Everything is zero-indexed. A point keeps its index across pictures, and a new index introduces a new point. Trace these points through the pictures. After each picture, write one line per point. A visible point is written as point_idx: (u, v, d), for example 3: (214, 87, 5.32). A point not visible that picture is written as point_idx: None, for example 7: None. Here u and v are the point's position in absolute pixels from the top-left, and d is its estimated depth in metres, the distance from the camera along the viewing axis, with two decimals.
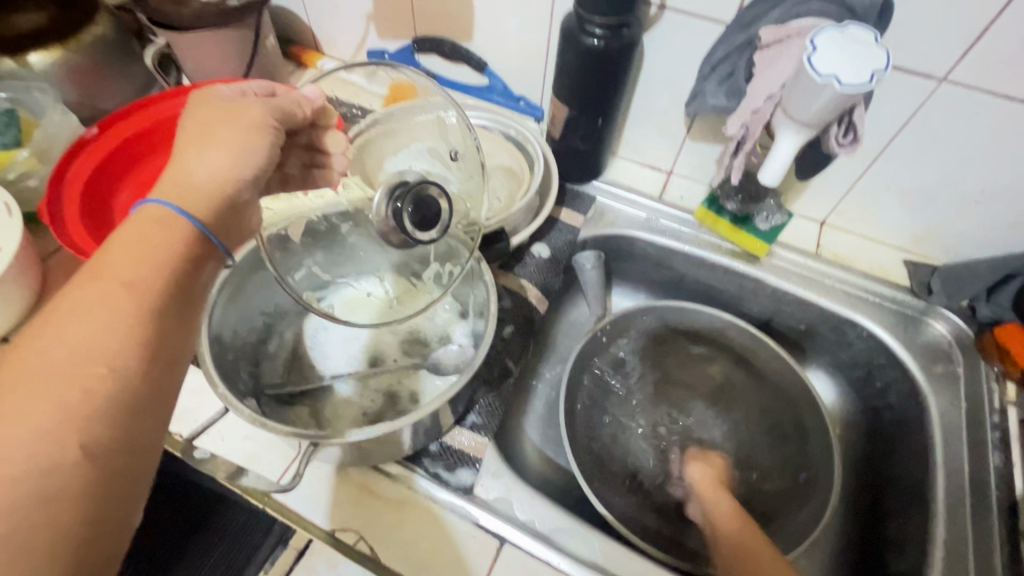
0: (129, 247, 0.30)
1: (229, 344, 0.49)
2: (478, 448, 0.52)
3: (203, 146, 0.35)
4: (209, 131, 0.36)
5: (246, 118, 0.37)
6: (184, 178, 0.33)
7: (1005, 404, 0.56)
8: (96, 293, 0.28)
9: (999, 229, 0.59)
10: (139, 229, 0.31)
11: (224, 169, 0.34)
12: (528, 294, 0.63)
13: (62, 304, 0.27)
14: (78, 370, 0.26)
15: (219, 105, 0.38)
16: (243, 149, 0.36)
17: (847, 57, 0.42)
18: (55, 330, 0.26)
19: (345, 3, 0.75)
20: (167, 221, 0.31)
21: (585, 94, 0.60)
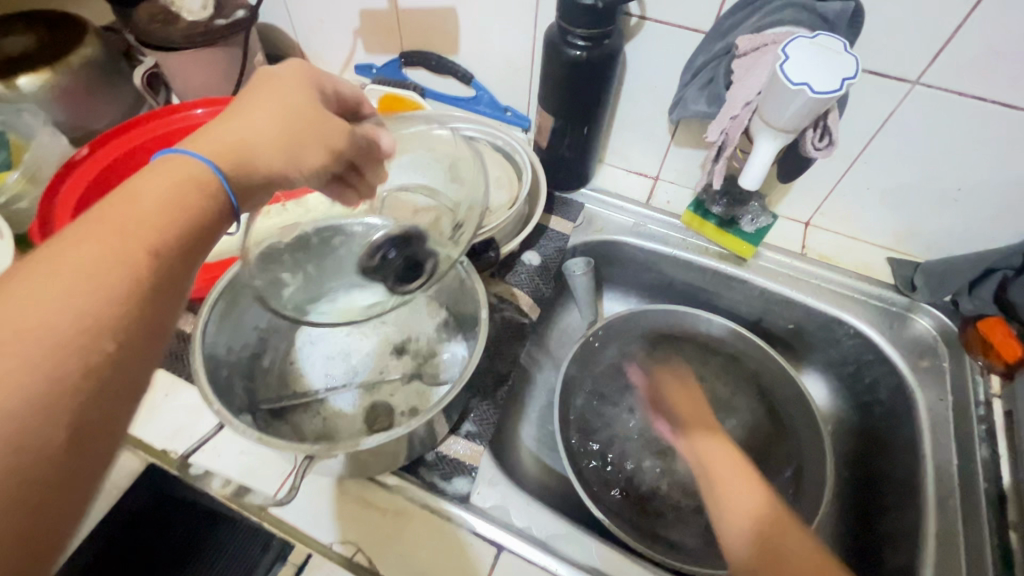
0: (155, 195, 0.29)
1: (224, 362, 0.49)
2: (474, 456, 0.53)
3: (255, 112, 0.35)
4: (263, 102, 0.35)
5: (312, 100, 0.37)
6: (227, 137, 0.33)
7: (990, 397, 0.57)
8: (109, 248, 0.26)
9: (976, 226, 0.61)
10: (169, 179, 0.30)
11: (276, 140, 0.35)
12: (520, 302, 0.64)
13: (79, 239, 0.26)
14: (93, 313, 0.25)
15: (297, 82, 0.37)
16: (293, 123, 0.36)
17: (819, 66, 0.43)
18: (69, 265, 0.25)
19: (332, 19, 0.76)
20: (200, 179, 0.31)
21: (570, 104, 0.62)
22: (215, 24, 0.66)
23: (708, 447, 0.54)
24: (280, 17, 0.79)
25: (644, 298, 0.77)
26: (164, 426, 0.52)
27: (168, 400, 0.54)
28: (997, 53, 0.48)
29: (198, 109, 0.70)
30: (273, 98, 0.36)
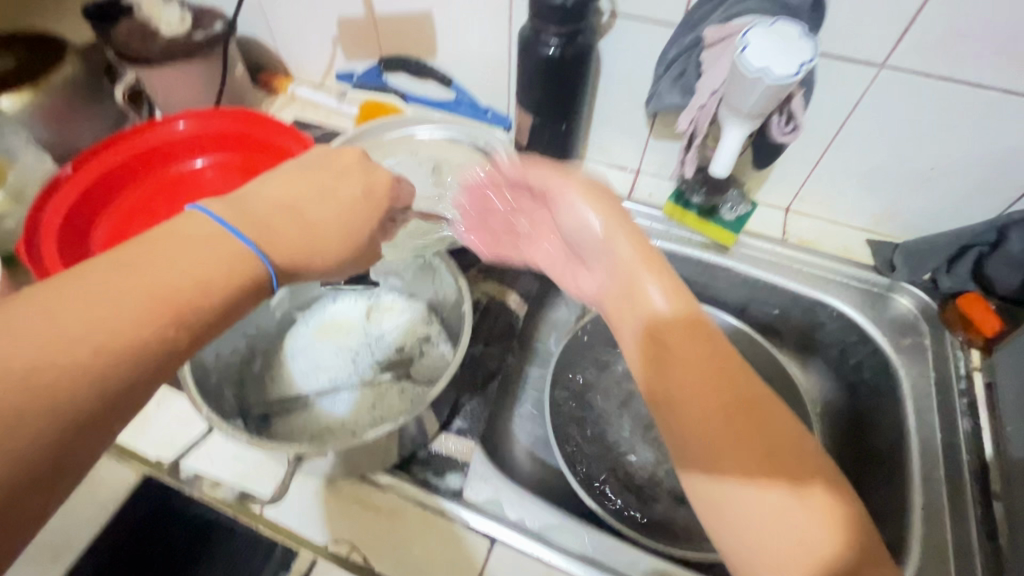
0: (195, 272, 0.31)
1: (212, 368, 0.50)
2: (465, 452, 0.54)
3: (323, 210, 0.39)
4: (332, 209, 0.39)
5: (373, 210, 0.42)
6: (293, 219, 0.37)
7: (970, 370, 0.58)
8: (158, 297, 0.29)
9: (951, 204, 0.62)
10: (214, 253, 0.32)
11: (336, 238, 0.39)
12: (508, 299, 0.65)
13: (126, 287, 0.29)
14: (96, 382, 0.27)
15: (370, 191, 0.42)
16: (352, 226, 0.40)
17: (778, 53, 0.44)
18: (93, 329, 0.27)
19: (311, 29, 0.77)
20: (239, 262, 0.33)
21: (548, 103, 0.63)
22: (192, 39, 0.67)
23: (747, 497, 0.32)
24: (260, 29, 0.80)
25: None
26: (157, 436, 0.53)
27: (160, 411, 0.54)
28: (958, 33, 0.49)
29: (180, 122, 0.70)
30: (344, 209, 0.40)
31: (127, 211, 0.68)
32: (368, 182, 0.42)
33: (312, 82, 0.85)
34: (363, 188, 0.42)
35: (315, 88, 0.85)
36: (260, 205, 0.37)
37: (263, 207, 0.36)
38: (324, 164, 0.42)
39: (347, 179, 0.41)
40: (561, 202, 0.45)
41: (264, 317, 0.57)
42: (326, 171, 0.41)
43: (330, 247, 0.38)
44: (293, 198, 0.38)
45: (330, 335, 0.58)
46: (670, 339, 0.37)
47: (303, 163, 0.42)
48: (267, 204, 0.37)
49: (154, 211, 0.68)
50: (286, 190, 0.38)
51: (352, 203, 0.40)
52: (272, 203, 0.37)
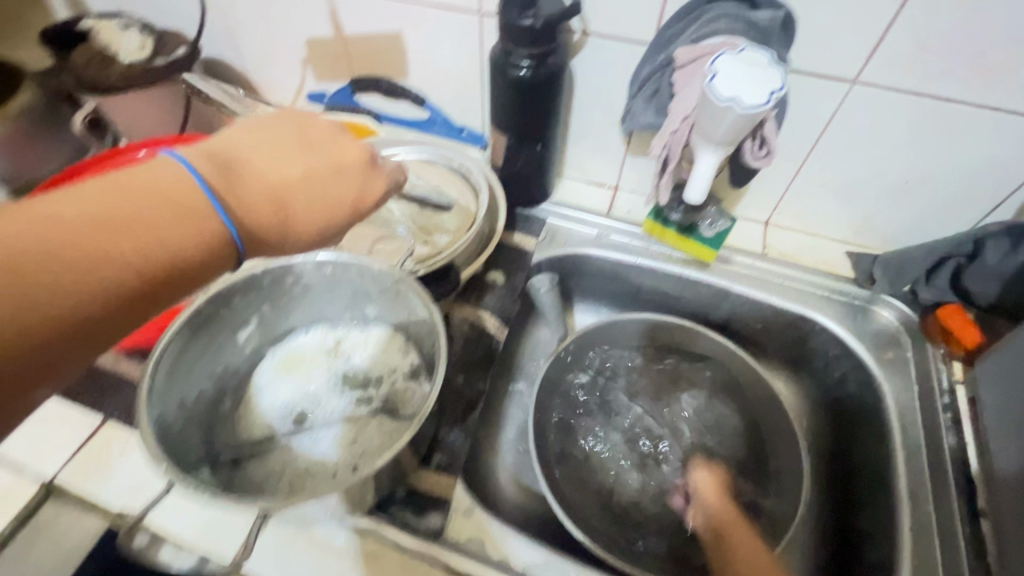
0: (162, 237, 0.30)
1: (173, 426, 0.47)
2: (446, 489, 0.51)
3: (308, 190, 0.37)
4: (320, 200, 0.37)
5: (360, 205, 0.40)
6: (273, 194, 0.35)
7: (953, 384, 0.57)
8: (124, 247, 0.29)
9: (927, 215, 0.62)
10: (183, 221, 0.31)
11: (316, 220, 0.37)
12: (487, 324, 0.63)
13: (93, 230, 0.28)
14: (31, 338, 0.26)
15: (362, 187, 0.40)
16: (335, 213, 0.38)
17: (747, 81, 0.43)
18: (37, 282, 0.27)
19: (279, 50, 0.75)
20: (210, 239, 0.32)
21: (522, 123, 0.61)
22: (154, 64, 0.65)
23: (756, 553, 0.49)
24: (227, 50, 0.78)
25: (614, 307, 0.76)
26: (121, 487, 0.49)
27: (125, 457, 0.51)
28: (926, 48, 0.49)
29: (140, 149, 0.68)
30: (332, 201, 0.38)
31: None
32: (364, 179, 0.40)
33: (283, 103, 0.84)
34: (356, 184, 0.40)
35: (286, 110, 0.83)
36: (248, 180, 0.35)
37: (248, 177, 0.35)
38: (326, 147, 0.39)
39: (345, 173, 0.39)
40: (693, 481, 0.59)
41: (232, 354, 0.55)
42: (320, 153, 0.39)
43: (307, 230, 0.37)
44: (282, 178, 0.36)
45: (297, 369, 0.57)
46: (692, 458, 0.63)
47: (301, 133, 0.39)
48: (255, 181, 0.35)
49: None
50: (278, 167, 0.36)
51: (346, 196, 0.39)
52: (258, 174, 0.35)
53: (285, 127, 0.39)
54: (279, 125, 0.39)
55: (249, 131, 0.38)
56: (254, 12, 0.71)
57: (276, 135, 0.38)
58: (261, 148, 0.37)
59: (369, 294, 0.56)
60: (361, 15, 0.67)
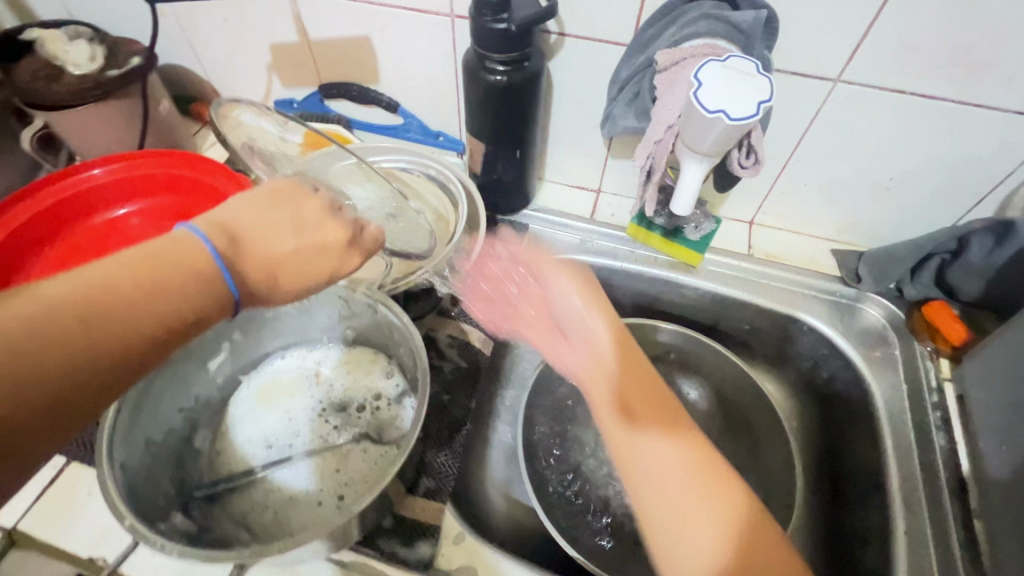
0: (178, 279, 0.29)
1: (138, 474, 0.44)
2: (434, 516, 0.50)
3: (291, 246, 0.35)
4: (312, 268, 0.36)
5: (335, 267, 0.37)
6: (259, 249, 0.34)
7: (941, 381, 0.57)
8: (140, 288, 0.28)
9: (912, 212, 0.62)
10: (192, 266, 0.30)
11: (302, 275, 0.35)
12: (471, 338, 0.61)
13: (116, 273, 0.28)
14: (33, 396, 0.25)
15: (339, 253, 0.38)
16: (313, 272, 0.36)
17: (734, 91, 0.42)
18: (50, 338, 0.25)
19: (242, 56, 0.72)
20: (219, 296, 0.31)
21: (498, 129, 0.59)
22: (105, 76, 0.61)
23: (654, 450, 0.44)
24: (187, 57, 0.74)
25: None
26: (87, 532, 0.47)
27: (92, 499, 0.48)
28: (909, 47, 0.48)
29: (95, 168, 0.64)
30: (324, 269, 0.36)
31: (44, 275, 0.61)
32: (342, 242, 0.38)
33: None
34: (335, 248, 0.37)
35: None
36: (245, 247, 0.33)
37: (239, 229, 0.34)
38: (312, 210, 0.37)
39: (325, 233, 0.37)
40: (556, 292, 0.55)
41: (202, 385, 0.53)
42: (315, 223, 0.37)
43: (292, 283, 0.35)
44: (277, 246, 0.34)
45: (272, 400, 0.54)
46: (642, 409, 0.47)
47: (297, 202, 0.37)
48: (253, 247, 0.33)
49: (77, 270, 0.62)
50: (274, 234, 0.35)
51: (335, 266, 0.37)
52: (246, 228, 0.34)
53: (285, 193, 0.37)
54: (279, 190, 0.37)
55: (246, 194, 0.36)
56: (214, 18, 0.68)
57: (273, 202, 0.36)
58: (261, 212, 0.35)
59: (347, 312, 0.54)
60: (326, 18, 0.64)
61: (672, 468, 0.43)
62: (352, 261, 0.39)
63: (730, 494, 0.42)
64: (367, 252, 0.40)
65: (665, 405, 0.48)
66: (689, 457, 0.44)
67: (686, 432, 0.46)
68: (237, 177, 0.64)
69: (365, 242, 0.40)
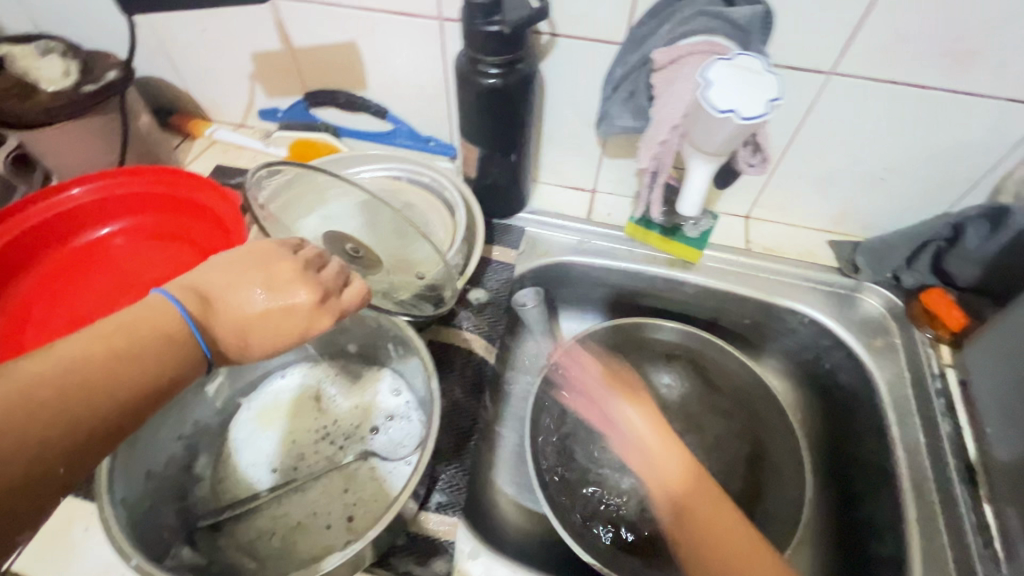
0: (152, 345, 0.30)
1: (138, 509, 0.43)
2: (448, 531, 0.49)
3: (257, 308, 0.34)
4: (282, 330, 0.35)
5: (302, 327, 0.35)
6: (227, 312, 0.34)
7: (943, 367, 0.58)
8: (115, 358, 0.29)
9: (906, 201, 0.62)
10: (162, 332, 0.31)
11: (269, 334, 0.35)
12: (474, 347, 0.60)
13: (90, 346, 0.28)
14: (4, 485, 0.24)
15: (306, 311, 0.35)
16: (280, 330, 0.35)
17: (744, 91, 0.41)
18: (23, 419, 0.25)
19: (223, 66, 0.70)
20: (192, 356, 0.32)
21: (492, 134, 0.58)
22: (81, 92, 0.58)
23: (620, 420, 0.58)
24: (165, 69, 0.72)
25: (600, 313, 0.74)
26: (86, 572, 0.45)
27: (90, 534, 0.46)
28: (903, 38, 0.48)
29: (74, 188, 0.61)
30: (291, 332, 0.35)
31: (25, 301, 0.58)
32: (312, 300, 0.35)
33: (232, 122, 0.78)
34: (301, 308, 0.35)
35: (236, 129, 0.78)
36: (217, 308, 0.34)
37: (209, 292, 0.34)
38: (282, 269, 0.36)
39: (291, 292, 0.35)
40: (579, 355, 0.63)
41: (201, 410, 0.51)
42: (288, 286, 0.35)
43: (262, 342, 0.35)
44: (247, 309, 0.34)
45: (273, 421, 0.53)
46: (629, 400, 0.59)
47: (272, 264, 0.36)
48: (225, 310, 0.34)
49: (59, 294, 0.59)
50: (245, 296, 0.34)
51: (305, 327, 0.35)
52: (214, 289, 0.34)
53: (263, 254, 0.37)
54: (259, 251, 0.37)
55: (222, 255, 0.36)
56: (191, 27, 0.65)
57: (249, 261, 0.36)
58: (235, 273, 0.35)
59: (349, 327, 0.53)
60: (310, 24, 0.62)
61: (638, 423, 0.57)
62: (323, 320, 0.36)
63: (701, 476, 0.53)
64: (342, 310, 0.37)
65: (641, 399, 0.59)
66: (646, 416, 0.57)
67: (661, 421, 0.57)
68: (225, 190, 0.61)
69: (340, 300, 0.37)
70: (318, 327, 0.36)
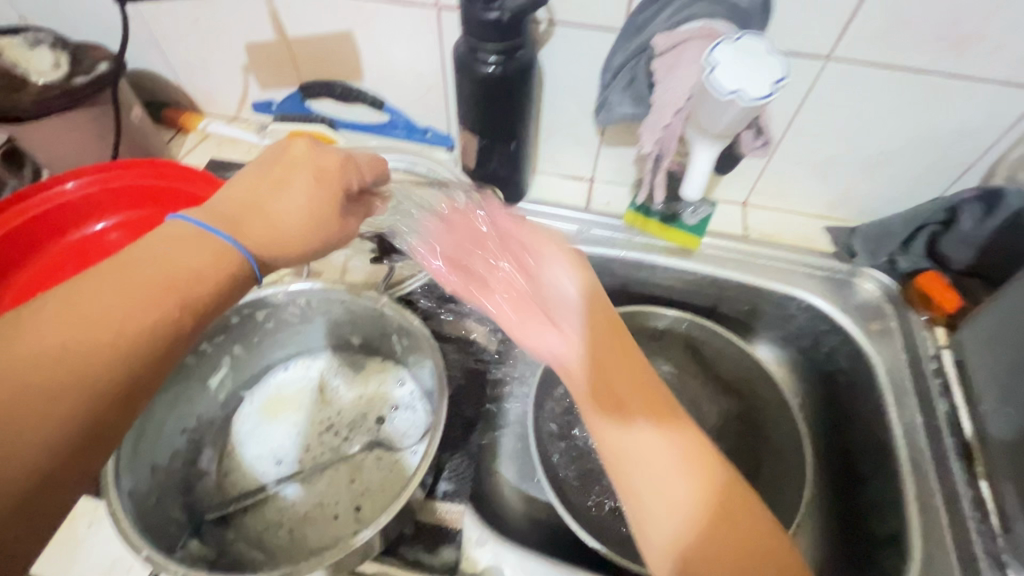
0: (191, 261, 0.36)
1: (144, 503, 0.43)
2: (455, 519, 0.49)
3: (279, 206, 0.41)
4: (306, 222, 0.41)
5: (321, 212, 0.42)
6: (257, 220, 0.40)
7: (940, 349, 0.59)
8: (163, 273, 0.35)
9: (902, 185, 0.63)
10: (201, 249, 0.37)
11: (296, 225, 0.41)
12: (477, 337, 0.60)
13: (144, 266, 0.34)
14: (91, 375, 0.31)
15: (319, 195, 0.42)
16: (305, 218, 0.41)
17: (748, 72, 0.41)
18: (98, 324, 0.32)
19: (215, 57, 0.69)
20: (231, 264, 0.37)
21: (491, 122, 0.58)
22: (72, 84, 0.57)
23: (636, 441, 0.40)
24: (156, 61, 0.71)
25: None
26: (92, 567, 0.44)
27: (94, 530, 0.46)
28: (898, 21, 0.48)
29: (68, 182, 0.60)
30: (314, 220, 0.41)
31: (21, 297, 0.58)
32: (317, 186, 0.42)
33: (225, 115, 0.77)
34: (312, 198, 0.42)
35: (230, 122, 0.77)
36: (246, 218, 0.40)
37: (235, 207, 0.40)
38: (285, 171, 0.42)
39: (300, 186, 0.41)
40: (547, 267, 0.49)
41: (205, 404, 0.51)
42: (307, 185, 0.42)
43: (295, 238, 0.41)
44: (287, 211, 0.41)
45: (278, 413, 0.53)
46: (617, 389, 0.42)
47: (296, 163, 0.42)
48: (254, 217, 0.40)
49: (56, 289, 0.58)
50: (266, 204, 0.41)
51: (323, 214, 0.42)
52: (239, 204, 0.40)
53: (266, 168, 0.42)
54: (261, 166, 0.43)
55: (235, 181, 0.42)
56: (183, 18, 0.64)
57: (270, 172, 0.42)
58: (250, 188, 0.41)
59: (351, 319, 0.52)
60: (304, 14, 0.62)
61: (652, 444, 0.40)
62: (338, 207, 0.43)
63: (708, 464, 0.39)
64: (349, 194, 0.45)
65: (660, 397, 0.42)
66: (682, 446, 0.40)
67: (677, 419, 0.41)
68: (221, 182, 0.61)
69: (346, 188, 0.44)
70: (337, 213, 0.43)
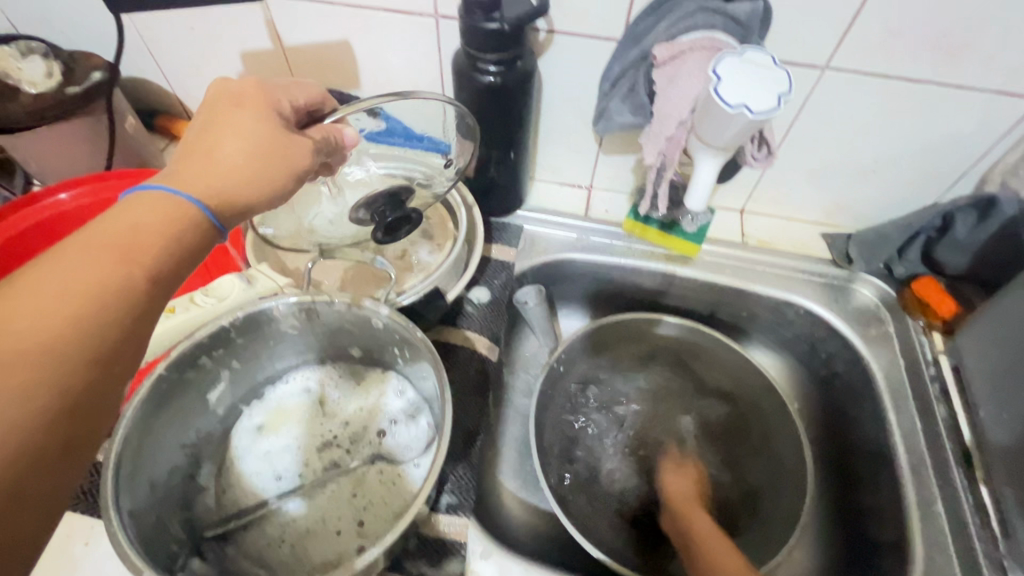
0: (139, 222, 0.32)
1: (145, 522, 0.42)
2: (460, 533, 0.48)
3: (224, 153, 0.37)
4: (258, 168, 0.37)
5: (274, 157, 0.38)
6: (201, 172, 0.36)
7: (936, 354, 0.59)
8: (112, 238, 0.31)
9: (897, 192, 0.64)
10: (152, 212, 0.33)
11: (245, 174, 0.37)
12: (478, 346, 0.59)
13: (87, 239, 0.30)
14: (49, 355, 0.27)
15: (267, 141, 0.38)
16: (254, 165, 0.37)
17: (752, 86, 0.42)
18: (46, 304, 0.28)
19: (210, 66, 0.68)
20: (185, 221, 0.34)
21: (491, 132, 0.58)
22: (65, 93, 0.57)
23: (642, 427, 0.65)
24: (149, 69, 0.70)
25: (599, 310, 0.74)
26: None
27: (92, 548, 0.45)
28: (894, 33, 0.49)
29: (62, 192, 0.59)
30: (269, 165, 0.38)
31: None
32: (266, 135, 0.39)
33: None
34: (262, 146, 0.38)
35: None
36: (188, 172, 0.36)
37: (177, 165, 0.36)
38: (226, 119, 0.38)
39: (246, 132, 0.38)
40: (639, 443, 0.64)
41: (203, 418, 0.50)
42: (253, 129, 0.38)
43: (251, 188, 0.37)
44: (233, 160, 0.37)
45: (278, 427, 0.52)
46: None
47: (236, 109, 0.39)
48: (197, 170, 0.36)
49: None
50: (209, 154, 0.37)
51: (276, 160, 0.38)
52: (180, 161, 0.36)
53: (207, 120, 0.39)
54: (199, 120, 0.39)
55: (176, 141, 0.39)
56: (177, 26, 0.64)
57: (210, 123, 0.38)
58: (190, 142, 0.37)
59: (351, 330, 0.52)
60: (301, 22, 0.61)
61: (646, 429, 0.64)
62: (294, 152, 0.40)
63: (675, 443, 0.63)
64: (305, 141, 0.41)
65: None
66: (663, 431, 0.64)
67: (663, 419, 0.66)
68: None
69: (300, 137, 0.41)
70: (295, 157, 0.40)
